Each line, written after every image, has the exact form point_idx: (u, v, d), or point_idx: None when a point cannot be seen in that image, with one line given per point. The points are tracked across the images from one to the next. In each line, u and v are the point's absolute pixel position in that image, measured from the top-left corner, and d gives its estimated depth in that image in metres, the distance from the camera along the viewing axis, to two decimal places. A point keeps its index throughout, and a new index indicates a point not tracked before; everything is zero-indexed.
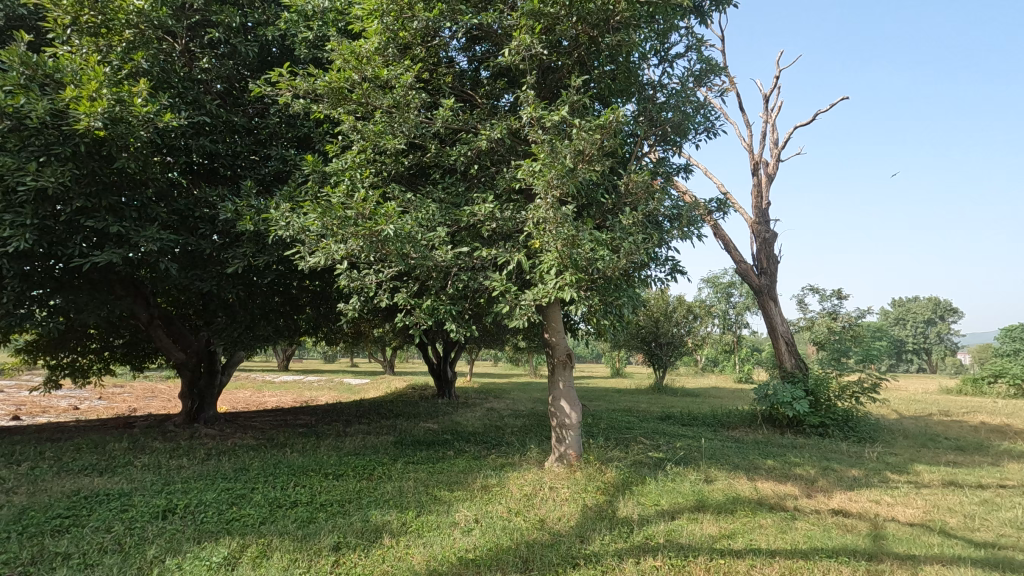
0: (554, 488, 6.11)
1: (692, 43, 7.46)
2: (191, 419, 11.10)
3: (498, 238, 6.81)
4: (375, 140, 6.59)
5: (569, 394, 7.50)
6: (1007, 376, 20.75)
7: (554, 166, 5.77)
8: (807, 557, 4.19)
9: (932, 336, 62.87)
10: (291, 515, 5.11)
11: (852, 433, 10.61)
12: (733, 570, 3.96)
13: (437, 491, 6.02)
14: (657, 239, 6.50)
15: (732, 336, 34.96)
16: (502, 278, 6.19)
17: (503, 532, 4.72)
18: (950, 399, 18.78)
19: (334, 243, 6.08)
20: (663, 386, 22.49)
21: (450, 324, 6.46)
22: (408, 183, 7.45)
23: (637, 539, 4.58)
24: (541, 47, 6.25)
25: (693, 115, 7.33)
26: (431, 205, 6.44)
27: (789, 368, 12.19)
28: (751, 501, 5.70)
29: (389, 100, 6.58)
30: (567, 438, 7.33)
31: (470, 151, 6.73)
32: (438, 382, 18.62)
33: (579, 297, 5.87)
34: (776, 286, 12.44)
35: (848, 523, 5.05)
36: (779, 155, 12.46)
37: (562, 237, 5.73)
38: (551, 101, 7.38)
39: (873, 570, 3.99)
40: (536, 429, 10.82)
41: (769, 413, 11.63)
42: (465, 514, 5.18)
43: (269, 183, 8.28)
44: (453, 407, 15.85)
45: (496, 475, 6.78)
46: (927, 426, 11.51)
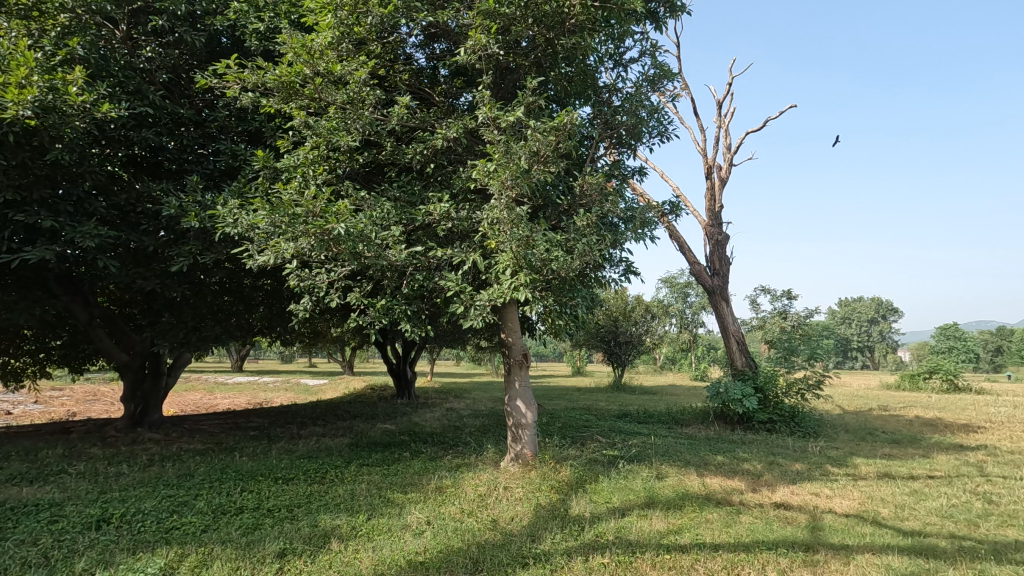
0: (508, 488, 6.14)
1: (646, 49, 7.62)
2: (135, 423, 10.63)
3: (454, 237, 6.78)
4: (328, 137, 6.46)
5: (524, 394, 7.53)
6: (941, 372, 22.04)
7: (509, 166, 5.81)
8: (748, 550, 4.34)
9: (875, 335, 66.08)
10: (236, 522, 4.95)
11: (797, 428, 11.06)
12: (678, 565, 4.07)
13: (391, 494, 5.95)
14: (611, 240, 6.60)
15: (689, 336, 35.89)
16: (457, 279, 6.16)
17: (454, 533, 4.70)
18: (889, 394, 19.75)
19: (284, 242, 5.93)
20: (622, 384, 22.87)
21: (405, 324, 6.40)
22: (363, 181, 7.33)
23: (587, 538, 4.64)
24: (497, 47, 6.24)
25: (646, 119, 7.47)
26: (385, 203, 6.35)
27: (741, 365, 12.56)
28: (699, 497, 5.87)
29: (342, 96, 6.45)
30: (523, 437, 7.36)
31: (426, 150, 6.67)
32: (398, 383, 18.40)
33: (533, 297, 5.91)
34: (728, 286, 12.80)
35: (789, 516, 5.26)
36: (732, 160, 12.81)
37: (516, 238, 5.75)
38: (508, 102, 7.41)
39: (809, 561, 4.15)
40: (494, 428, 10.84)
41: (720, 409, 11.98)
42: (417, 516, 5.14)
43: (218, 178, 7.97)
44: (413, 407, 15.78)
45: (451, 476, 6.75)
46: (867, 421, 12.10)
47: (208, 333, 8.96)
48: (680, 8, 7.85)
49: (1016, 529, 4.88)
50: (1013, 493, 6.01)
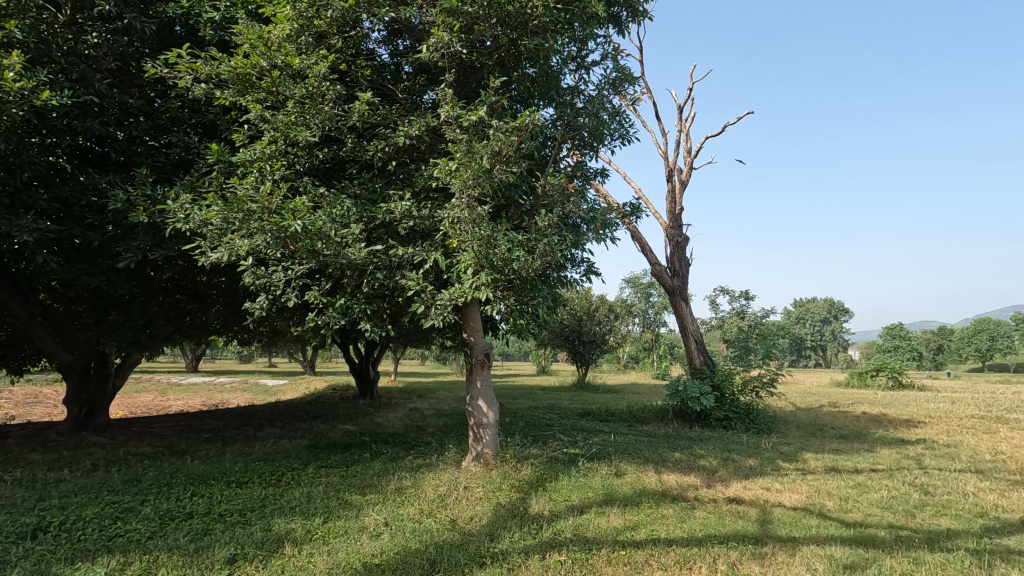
0: (468, 487, 6.13)
1: (608, 52, 7.73)
2: (79, 426, 10.15)
3: (416, 236, 6.72)
4: (286, 131, 6.29)
5: (486, 393, 7.53)
6: (887, 370, 23.09)
7: (470, 165, 5.82)
8: (701, 544, 4.45)
9: (828, 335, 68.73)
10: (184, 528, 4.79)
11: (752, 425, 11.41)
12: (632, 561, 4.15)
13: (348, 496, 5.86)
14: (572, 241, 6.67)
15: (651, 335, 36.55)
16: (418, 278, 6.11)
17: (412, 535, 4.67)
18: (839, 392, 20.55)
19: (238, 239, 5.76)
20: (585, 383, 23.11)
21: (365, 324, 6.31)
22: (323, 178, 7.18)
23: (545, 536, 4.67)
24: (460, 46, 6.22)
25: (608, 122, 7.58)
26: (345, 200, 6.24)
27: (699, 364, 12.85)
28: (656, 493, 5.99)
29: (301, 91, 6.31)
30: (484, 436, 7.36)
31: (387, 147, 6.59)
32: (360, 383, 18.11)
33: (494, 297, 5.91)
34: (687, 286, 13.08)
35: (740, 510, 5.42)
36: (692, 164, 13.09)
37: (477, 238, 5.76)
38: (471, 101, 7.39)
39: (758, 554, 4.28)
40: (457, 427, 10.82)
41: (679, 407, 12.21)
42: (374, 518, 5.07)
43: (169, 171, 7.66)
44: (376, 408, 15.62)
45: (411, 477, 6.69)
46: (817, 417, 12.58)
47: (159, 332, 8.64)
48: (642, 13, 7.98)
49: (949, 518, 5.16)
50: (948, 484, 6.37)
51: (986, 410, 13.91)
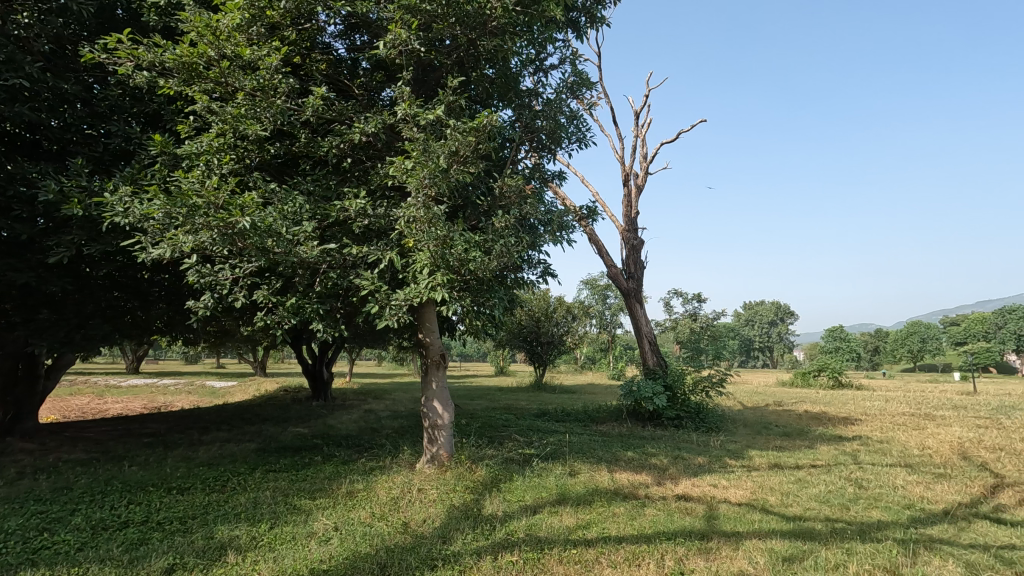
0: (422, 490, 6.07)
1: (566, 56, 7.82)
2: (4, 432, 9.48)
3: (371, 235, 6.61)
4: (235, 124, 6.07)
5: (441, 394, 7.48)
6: (828, 370, 24.21)
7: (427, 165, 5.79)
8: (650, 541, 4.55)
9: (775, 336, 71.59)
10: (118, 538, 4.55)
11: (702, 424, 11.74)
12: (583, 559, 4.21)
13: (297, 500, 5.70)
14: (528, 242, 6.72)
15: (608, 336, 37.14)
16: (373, 277, 6.01)
17: (362, 539, 4.58)
18: (783, 391, 21.48)
19: (182, 235, 5.50)
20: (542, 384, 23.24)
21: (317, 324, 6.16)
22: (275, 173, 6.97)
23: (497, 536, 4.68)
24: (418, 44, 6.16)
25: (565, 125, 7.67)
26: (297, 197, 6.08)
27: (652, 365, 13.07)
28: (607, 492, 6.10)
29: (251, 83, 6.10)
30: (439, 438, 7.31)
31: (342, 144, 6.45)
32: (313, 384, 17.65)
33: (450, 298, 5.88)
34: (642, 289, 13.34)
35: (688, 506, 5.58)
36: (648, 169, 13.39)
37: (433, 238, 5.72)
38: (429, 100, 7.34)
39: (703, 549, 4.42)
40: (412, 429, 10.69)
41: (633, 407, 12.43)
42: (324, 523, 4.96)
43: (108, 162, 7.27)
44: (329, 409, 15.25)
45: (364, 480, 6.56)
46: (763, 416, 13.07)
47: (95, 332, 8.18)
48: (600, 20, 8.12)
49: (880, 510, 5.47)
50: (880, 478, 6.74)
51: (916, 407, 14.75)
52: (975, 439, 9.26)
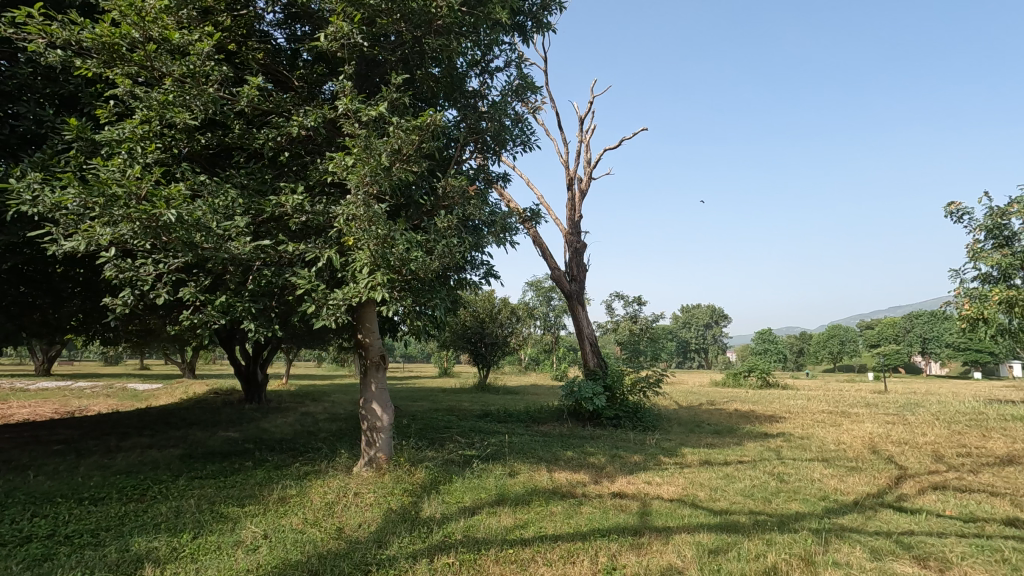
0: (359, 494, 5.93)
1: (511, 60, 7.87)
2: None
3: (309, 232, 6.41)
4: (161, 112, 5.72)
5: (381, 396, 7.34)
6: (757, 371, 25.50)
7: (368, 162, 5.68)
8: (585, 539, 4.65)
9: (710, 338, 74.81)
10: (18, 554, 4.20)
11: (639, 423, 12.08)
12: (519, 558, 4.25)
13: (223, 508, 5.43)
14: (470, 243, 6.71)
15: (552, 337, 37.65)
16: (310, 276, 5.82)
17: (293, 546, 4.43)
18: (716, 391, 22.49)
19: (99, 226, 5.14)
20: (486, 385, 23.27)
21: (248, 324, 5.90)
22: (206, 165, 6.62)
23: (434, 539, 4.64)
24: (360, 38, 6.04)
25: (510, 127, 7.71)
26: (229, 190, 5.80)
27: (593, 366, 13.27)
28: (546, 491, 6.18)
29: (179, 68, 5.78)
30: (378, 440, 7.17)
31: (279, 137, 6.22)
32: (246, 387, 16.84)
33: (390, 298, 5.78)
34: (583, 291, 13.60)
35: (623, 503, 5.74)
36: (591, 174, 13.64)
37: (374, 237, 5.60)
38: (372, 96, 7.21)
39: (635, 544, 4.56)
40: (351, 432, 10.42)
41: (574, 407, 12.63)
42: (252, 531, 4.76)
43: (15, 147, 6.68)
44: (263, 412, 14.63)
45: (297, 486, 6.33)
46: (697, 415, 13.61)
47: None
48: (546, 26, 8.22)
49: (798, 502, 5.83)
50: (800, 472, 7.17)
51: (835, 406, 15.76)
52: (884, 434, 10.01)
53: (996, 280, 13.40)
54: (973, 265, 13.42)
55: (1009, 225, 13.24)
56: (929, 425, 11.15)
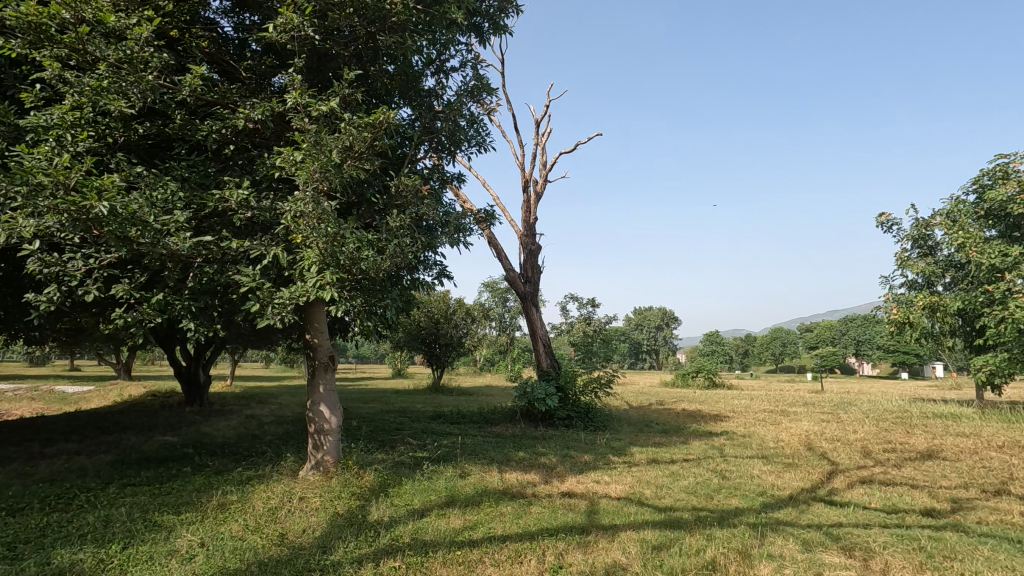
0: (304, 499, 5.77)
1: (467, 60, 7.85)
2: None
3: (255, 229, 6.20)
4: (94, 98, 5.40)
5: (329, 398, 7.17)
6: (704, 372, 26.36)
7: (318, 158, 5.56)
8: (533, 538, 4.69)
9: (660, 340, 76.85)
10: None
11: (590, 423, 12.27)
12: (467, 560, 4.24)
13: (157, 517, 5.17)
14: (423, 243, 6.64)
15: (506, 338, 37.80)
16: (255, 273, 5.62)
17: (232, 554, 4.27)
18: (665, 391, 23.14)
19: (21, 218, 4.81)
20: (440, 386, 23.11)
21: (188, 323, 5.65)
22: (144, 156, 6.29)
23: (381, 543, 4.57)
24: (311, 31, 5.90)
25: (465, 128, 7.70)
26: (168, 183, 5.55)
27: (546, 367, 13.38)
28: (496, 492, 6.19)
29: (115, 54, 5.48)
30: (325, 443, 7.00)
31: (223, 129, 5.99)
32: (187, 389, 16.06)
33: (339, 298, 5.66)
34: (537, 293, 13.71)
35: (572, 503, 5.82)
36: (546, 176, 13.78)
37: (323, 235, 5.48)
38: (324, 91, 7.05)
39: (582, 542, 4.63)
40: (298, 435, 10.13)
41: (527, 408, 12.71)
42: (188, 539, 4.55)
43: None
44: (205, 415, 14.02)
45: (238, 491, 6.10)
46: (646, 415, 13.95)
47: None
48: (503, 28, 8.25)
49: (738, 497, 6.06)
50: (740, 468, 7.47)
51: (775, 405, 16.48)
52: (818, 432, 10.53)
53: (921, 287, 14.33)
54: (901, 273, 14.31)
55: (932, 236, 14.19)
56: (859, 422, 11.80)
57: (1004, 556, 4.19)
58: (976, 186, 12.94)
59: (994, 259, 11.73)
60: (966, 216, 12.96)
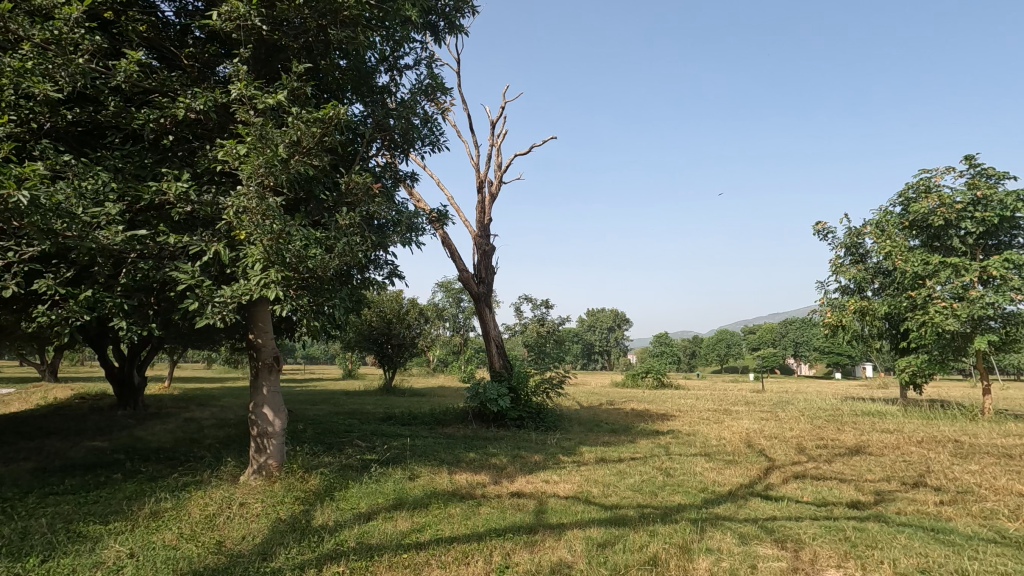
0: (245, 504, 5.57)
1: (422, 58, 7.79)
2: None
3: (195, 223, 5.94)
4: (15, 80, 5.03)
5: (273, 400, 6.95)
6: (653, 372, 27.06)
7: (263, 153, 5.39)
8: (481, 539, 4.69)
9: (612, 341, 78.40)
10: None
11: (541, 423, 12.38)
12: (414, 563, 4.19)
13: (82, 527, 4.86)
14: (373, 242, 6.54)
15: (460, 339, 37.66)
16: (193, 270, 5.37)
17: (163, 564, 4.07)
18: (616, 391, 23.64)
19: None
20: (391, 387, 22.77)
21: (119, 322, 5.35)
22: (73, 144, 5.92)
23: (325, 548, 4.47)
24: (258, 21, 5.70)
25: (419, 127, 7.63)
26: (100, 173, 5.24)
27: (498, 367, 13.40)
28: (445, 493, 6.15)
29: (41, 33, 5.12)
30: (268, 447, 6.78)
31: (161, 119, 5.70)
32: (119, 391, 15.17)
33: (285, 297, 5.49)
34: (491, 294, 13.72)
35: (521, 502, 5.87)
36: (502, 178, 13.80)
37: (268, 232, 5.31)
38: (271, 82, 6.83)
39: (529, 542, 4.67)
40: (239, 438, 9.75)
41: (479, 409, 12.70)
42: (116, 550, 4.31)
43: None
44: (139, 419, 13.29)
45: (173, 498, 5.82)
46: (597, 414, 14.19)
47: None
48: (459, 28, 8.22)
49: (680, 494, 6.26)
50: (684, 466, 7.72)
51: (718, 404, 17.09)
52: (758, 430, 10.99)
53: (852, 292, 15.19)
54: (835, 278, 15.13)
55: (862, 245, 15.08)
56: (795, 420, 12.40)
57: (919, 544, 4.51)
58: (902, 199, 13.82)
59: (917, 266, 12.61)
60: (892, 227, 13.87)
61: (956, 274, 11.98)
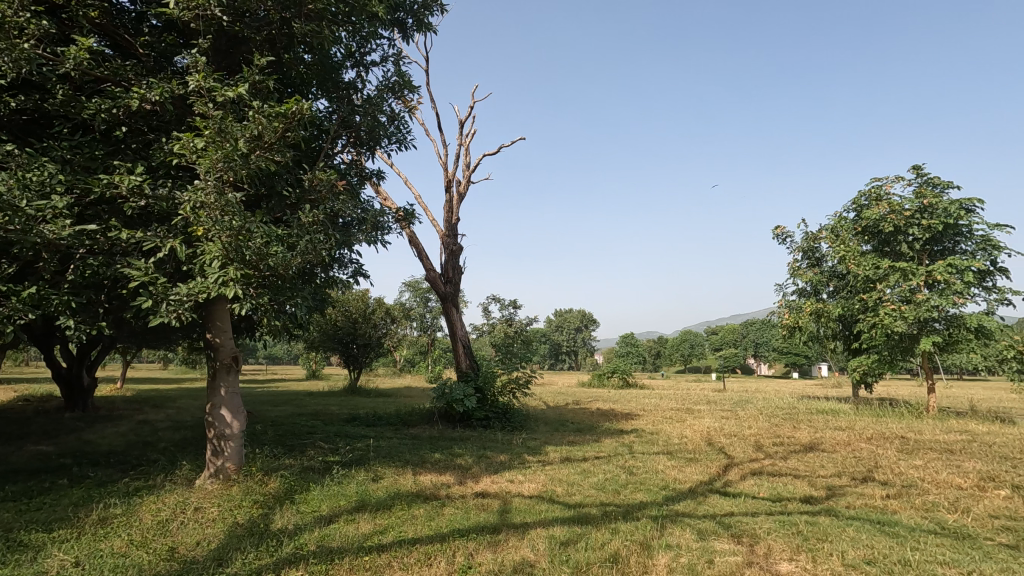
0: (200, 509, 5.40)
1: (389, 54, 7.71)
2: None
3: (149, 219, 5.73)
4: None
5: (231, 401, 6.76)
6: (618, 372, 27.42)
7: (222, 147, 5.24)
8: (444, 540, 4.67)
9: (579, 341, 79.10)
10: None
11: (508, 423, 12.40)
12: (376, 565, 4.15)
13: (23, 536, 4.63)
14: (336, 240, 6.43)
15: (428, 338, 37.38)
16: (147, 267, 5.18)
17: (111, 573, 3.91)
18: (582, 391, 23.86)
19: None
20: (356, 387, 22.43)
21: (67, 320, 5.12)
22: (17, 133, 5.64)
23: (284, 552, 4.38)
24: (218, 11, 5.54)
25: (385, 124, 7.55)
26: (46, 164, 5.00)
27: (465, 367, 13.35)
28: (409, 495, 6.10)
29: None
30: (226, 450, 6.59)
31: (114, 109, 5.48)
32: (66, 392, 14.46)
33: (243, 295, 5.34)
34: (459, 293, 13.68)
35: (485, 502, 5.87)
36: (470, 177, 13.76)
37: (227, 228, 5.16)
38: (231, 75, 6.65)
39: (493, 542, 4.68)
40: (196, 441, 9.44)
41: (445, 410, 12.63)
42: (60, 559, 4.12)
43: None
44: (89, 422, 12.73)
45: (123, 504, 5.60)
46: (563, 414, 14.30)
47: None
48: (426, 25, 8.16)
49: (643, 492, 6.37)
50: (646, 464, 7.86)
51: (681, 402, 17.44)
52: (718, 428, 11.27)
53: (809, 294, 15.73)
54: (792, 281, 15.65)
55: (818, 249, 15.64)
56: (754, 418, 12.77)
57: (865, 536, 4.71)
58: (855, 205, 14.40)
59: (868, 270, 13.16)
60: (847, 232, 14.42)
61: (903, 278, 12.61)
